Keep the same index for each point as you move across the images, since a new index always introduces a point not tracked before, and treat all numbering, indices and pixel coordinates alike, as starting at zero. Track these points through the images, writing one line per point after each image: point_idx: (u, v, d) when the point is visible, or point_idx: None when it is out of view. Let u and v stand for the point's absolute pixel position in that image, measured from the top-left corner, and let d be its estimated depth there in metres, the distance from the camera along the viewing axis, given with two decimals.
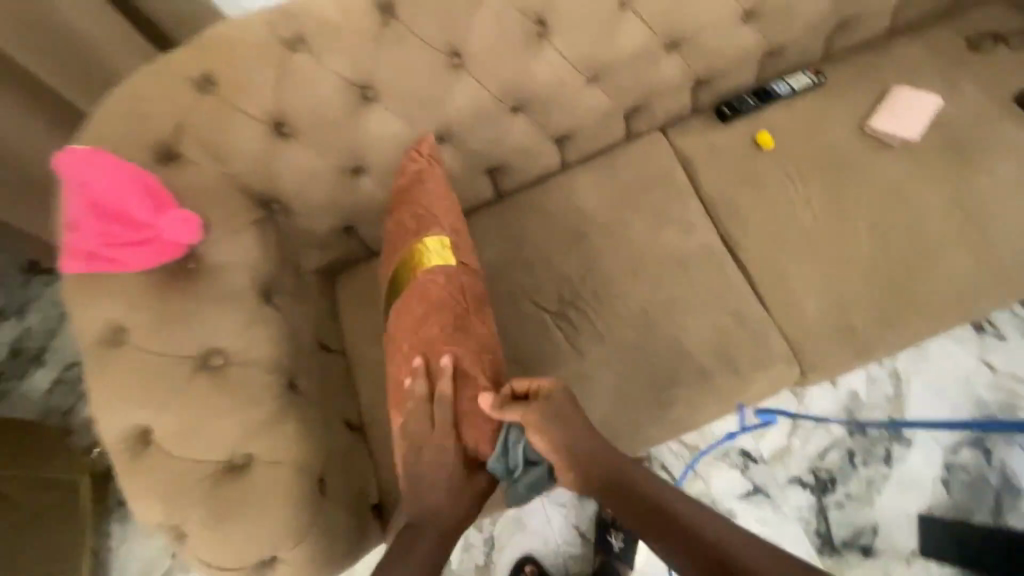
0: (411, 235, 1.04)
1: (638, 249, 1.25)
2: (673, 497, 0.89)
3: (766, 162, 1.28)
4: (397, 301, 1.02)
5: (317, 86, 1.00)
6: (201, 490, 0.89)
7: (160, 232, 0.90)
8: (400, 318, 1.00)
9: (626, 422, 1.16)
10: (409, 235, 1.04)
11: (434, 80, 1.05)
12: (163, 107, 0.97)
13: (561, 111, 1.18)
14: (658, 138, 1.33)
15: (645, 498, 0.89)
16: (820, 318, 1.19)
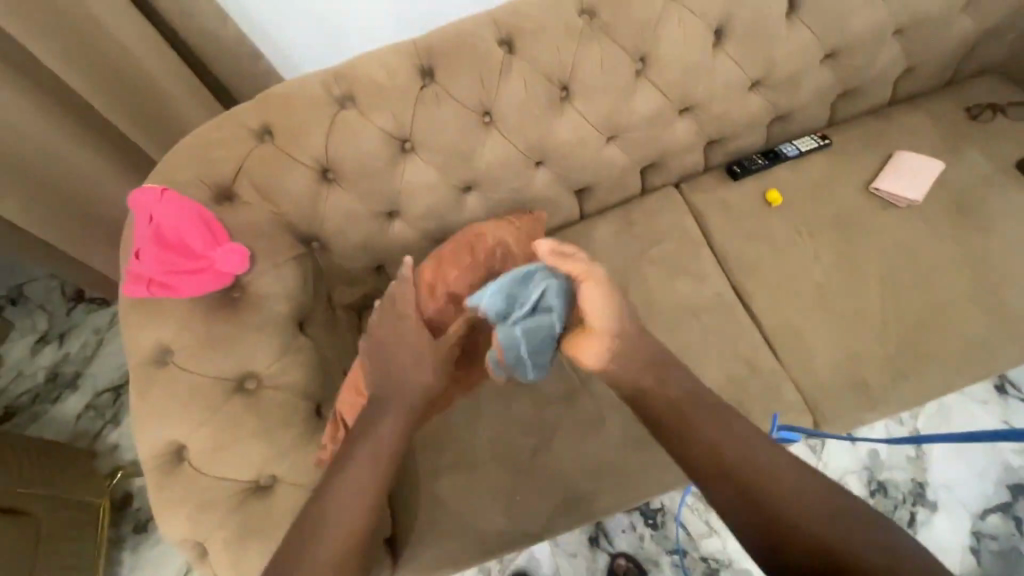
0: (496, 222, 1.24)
1: (652, 296, 1.31)
2: (733, 449, 0.86)
3: (775, 218, 1.35)
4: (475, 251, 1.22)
5: (363, 139, 1.12)
6: (227, 508, 0.93)
7: (213, 263, 0.99)
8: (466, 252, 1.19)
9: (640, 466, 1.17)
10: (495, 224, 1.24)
11: (466, 136, 1.16)
12: (226, 154, 1.09)
13: (581, 166, 1.28)
14: (672, 193, 1.42)
15: (703, 450, 0.86)
16: (831, 369, 1.21)
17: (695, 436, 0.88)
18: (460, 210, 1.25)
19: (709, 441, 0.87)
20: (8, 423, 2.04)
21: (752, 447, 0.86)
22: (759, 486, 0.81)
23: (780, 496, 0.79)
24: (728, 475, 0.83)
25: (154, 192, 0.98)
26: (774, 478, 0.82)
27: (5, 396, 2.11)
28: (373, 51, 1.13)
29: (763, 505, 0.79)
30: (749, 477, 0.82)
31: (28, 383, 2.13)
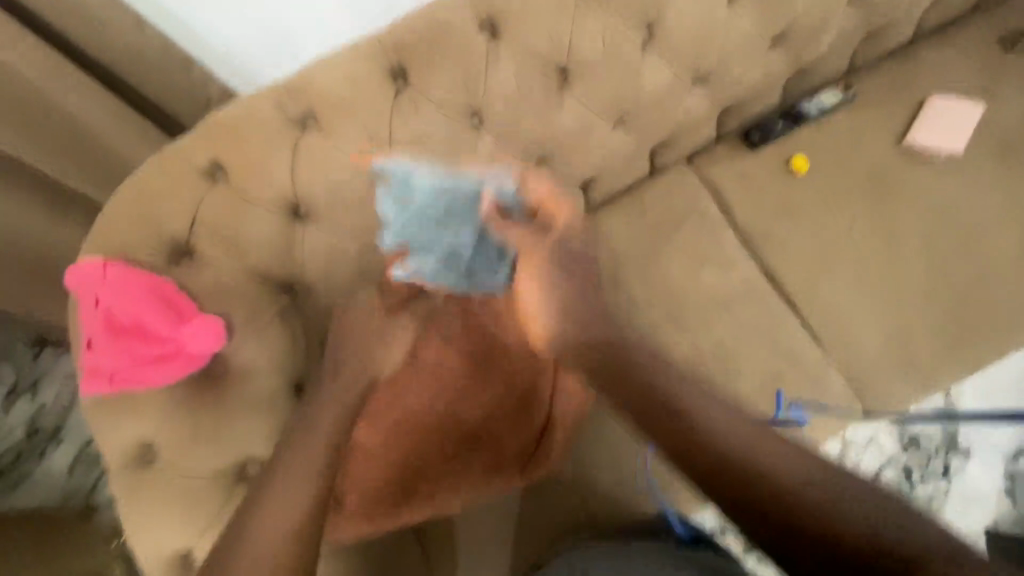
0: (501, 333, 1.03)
1: (676, 291, 1.19)
2: (791, 478, 0.70)
3: (804, 188, 1.22)
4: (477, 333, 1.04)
5: (335, 166, 0.95)
6: None
7: (184, 345, 0.84)
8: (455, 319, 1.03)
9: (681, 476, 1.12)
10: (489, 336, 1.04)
11: (456, 145, 1.00)
12: (174, 206, 0.91)
13: (586, 160, 1.13)
14: (685, 171, 1.27)
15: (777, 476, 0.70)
16: (876, 351, 1.13)
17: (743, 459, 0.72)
18: None
19: (769, 464, 0.71)
20: None
21: (820, 467, 0.71)
22: (818, 501, 0.67)
23: (855, 521, 0.65)
24: (794, 507, 0.68)
25: (96, 270, 0.83)
26: (852, 489, 0.68)
27: None
28: (332, 55, 0.94)
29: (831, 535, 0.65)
30: (818, 502, 0.67)
31: (4, 444, 1.80)
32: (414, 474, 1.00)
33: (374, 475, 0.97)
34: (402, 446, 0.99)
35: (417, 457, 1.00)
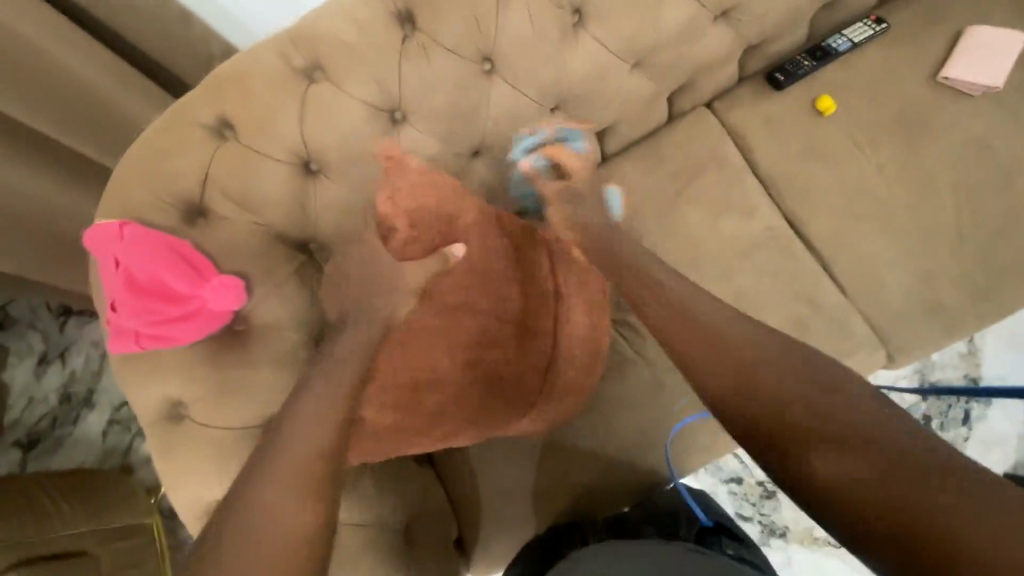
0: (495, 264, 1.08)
1: (695, 240, 1.17)
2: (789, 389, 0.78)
3: (831, 129, 1.17)
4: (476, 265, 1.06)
5: (344, 121, 0.92)
6: None
7: (204, 304, 0.84)
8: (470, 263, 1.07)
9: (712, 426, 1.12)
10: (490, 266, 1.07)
11: (467, 93, 0.96)
12: (185, 164, 0.90)
13: (602, 106, 1.09)
14: (705, 115, 1.22)
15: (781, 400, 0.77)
16: (901, 295, 1.10)
17: (771, 394, 0.78)
18: (471, 180, 1.07)
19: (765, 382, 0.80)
20: (24, 456, 1.81)
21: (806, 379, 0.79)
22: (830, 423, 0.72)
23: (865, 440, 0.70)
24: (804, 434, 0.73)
25: (112, 232, 0.82)
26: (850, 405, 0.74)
27: (19, 428, 1.83)
28: None
29: (879, 484, 0.65)
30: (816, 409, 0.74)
31: (39, 409, 1.86)
32: (433, 406, 1.00)
33: (404, 420, 0.98)
34: (433, 376, 1.00)
35: (449, 399, 1.01)
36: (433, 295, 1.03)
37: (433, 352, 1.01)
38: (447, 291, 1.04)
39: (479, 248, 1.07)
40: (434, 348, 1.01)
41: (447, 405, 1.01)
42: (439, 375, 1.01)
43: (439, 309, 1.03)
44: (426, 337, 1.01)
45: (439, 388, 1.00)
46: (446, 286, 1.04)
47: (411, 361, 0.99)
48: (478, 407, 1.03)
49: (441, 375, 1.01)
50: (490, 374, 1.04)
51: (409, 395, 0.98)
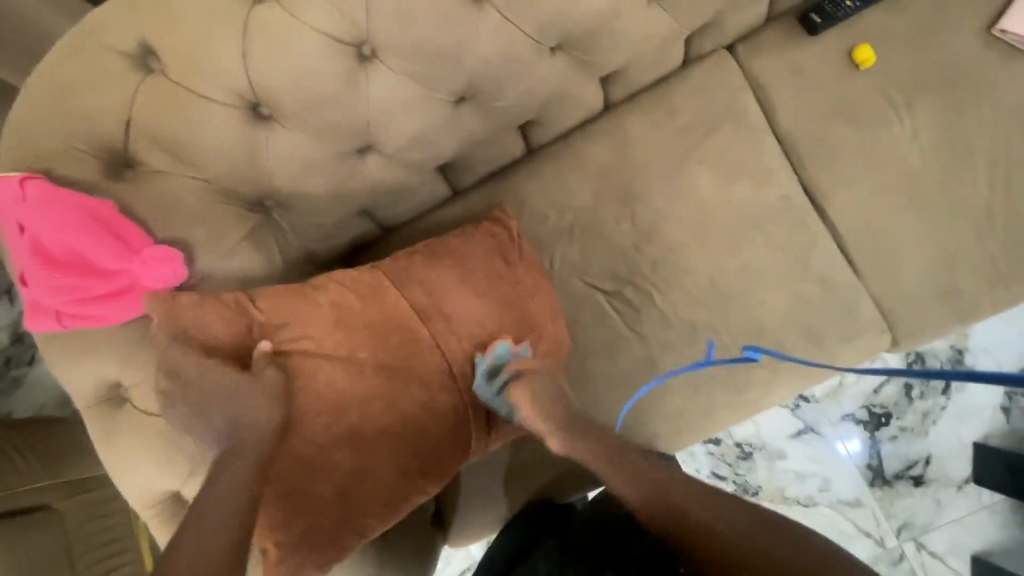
0: (383, 296, 0.86)
1: (700, 207, 1.06)
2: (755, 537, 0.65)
3: (866, 86, 1.03)
4: (357, 302, 0.84)
5: (297, 56, 0.75)
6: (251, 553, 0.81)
7: (135, 280, 0.72)
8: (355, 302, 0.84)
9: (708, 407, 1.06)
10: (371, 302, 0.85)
11: (451, 27, 0.79)
12: (105, 104, 0.74)
13: (611, 47, 0.92)
14: (726, 61, 1.07)
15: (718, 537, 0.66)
16: (916, 278, 1.02)
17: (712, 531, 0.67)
18: (454, 131, 0.93)
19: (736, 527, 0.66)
20: None
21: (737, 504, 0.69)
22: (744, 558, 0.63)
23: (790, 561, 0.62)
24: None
25: (14, 188, 0.68)
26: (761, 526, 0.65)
27: None
28: None
29: None
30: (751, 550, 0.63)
31: None
32: (356, 496, 0.80)
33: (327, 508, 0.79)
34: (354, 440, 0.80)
35: (376, 463, 0.81)
36: (317, 360, 0.80)
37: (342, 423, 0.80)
38: (325, 349, 0.81)
39: (352, 287, 0.85)
40: (337, 411, 0.80)
41: (384, 464, 0.82)
42: (356, 436, 0.81)
43: (325, 371, 0.80)
44: (321, 410, 0.79)
45: (351, 475, 0.80)
46: (325, 339, 0.81)
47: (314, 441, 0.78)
48: (425, 454, 0.84)
49: (359, 438, 0.81)
50: (434, 417, 0.85)
51: (323, 485, 0.79)
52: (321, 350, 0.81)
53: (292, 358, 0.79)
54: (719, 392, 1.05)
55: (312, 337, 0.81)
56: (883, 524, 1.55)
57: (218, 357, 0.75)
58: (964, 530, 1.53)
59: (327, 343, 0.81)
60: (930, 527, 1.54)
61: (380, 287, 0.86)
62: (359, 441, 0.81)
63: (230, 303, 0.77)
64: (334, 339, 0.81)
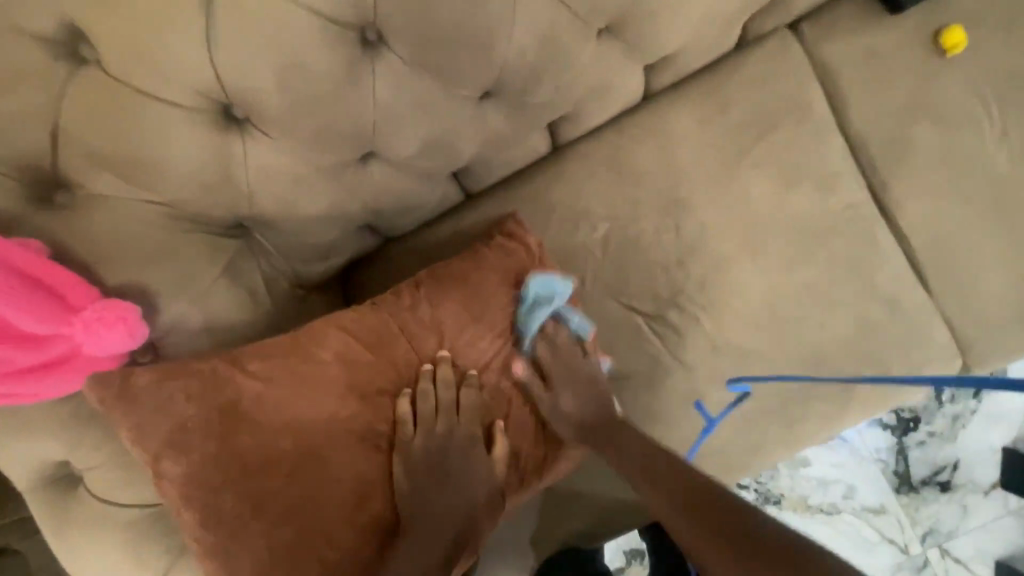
0: (382, 342, 0.72)
1: (755, 217, 0.92)
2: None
3: (950, 76, 0.89)
4: (357, 352, 0.71)
5: (281, 45, 0.57)
6: None
7: (78, 345, 0.58)
8: (352, 354, 0.70)
9: (759, 442, 0.95)
10: (371, 352, 0.71)
11: (480, 5, 0.62)
12: (18, 103, 0.55)
13: (668, 28, 0.76)
14: (788, 43, 0.91)
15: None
16: (993, 299, 0.91)
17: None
18: (476, 133, 0.76)
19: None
20: None
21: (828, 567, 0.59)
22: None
23: None
24: None
25: None
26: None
27: None
28: None
29: None
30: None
31: None
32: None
33: None
34: (374, 520, 0.67)
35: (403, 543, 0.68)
36: (314, 429, 0.66)
37: (358, 500, 0.67)
38: (323, 414, 0.67)
39: (346, 335, 0.71)
40: (351, 489, 0.67)
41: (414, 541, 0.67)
42: (375, 512, 0.67)
43: (328, 443, 0.67)
44: (331, 489, 0.66)
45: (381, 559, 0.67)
46: (318, 401, 0.67)
47: (329, 526, 0.65)
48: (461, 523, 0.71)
49: (379, 514, 0.68)
50: (467, 479, 0.72)
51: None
52: (320, 413, 0.67)
53: (284, 428, 0.65)
54: (770, 425, 0.94)
55: (310, 398, 0.67)
56: (908, 532, 1.49)
57: (200, 434, 0.63)
58: (989, 536, 1.49)
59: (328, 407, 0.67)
60: (955, 533, 1.49)
61: (382, 334, 0.73)
62: (380, 517, 0.68)
63: (203, 377, 0.64)
64: (335, 403, 0.68)
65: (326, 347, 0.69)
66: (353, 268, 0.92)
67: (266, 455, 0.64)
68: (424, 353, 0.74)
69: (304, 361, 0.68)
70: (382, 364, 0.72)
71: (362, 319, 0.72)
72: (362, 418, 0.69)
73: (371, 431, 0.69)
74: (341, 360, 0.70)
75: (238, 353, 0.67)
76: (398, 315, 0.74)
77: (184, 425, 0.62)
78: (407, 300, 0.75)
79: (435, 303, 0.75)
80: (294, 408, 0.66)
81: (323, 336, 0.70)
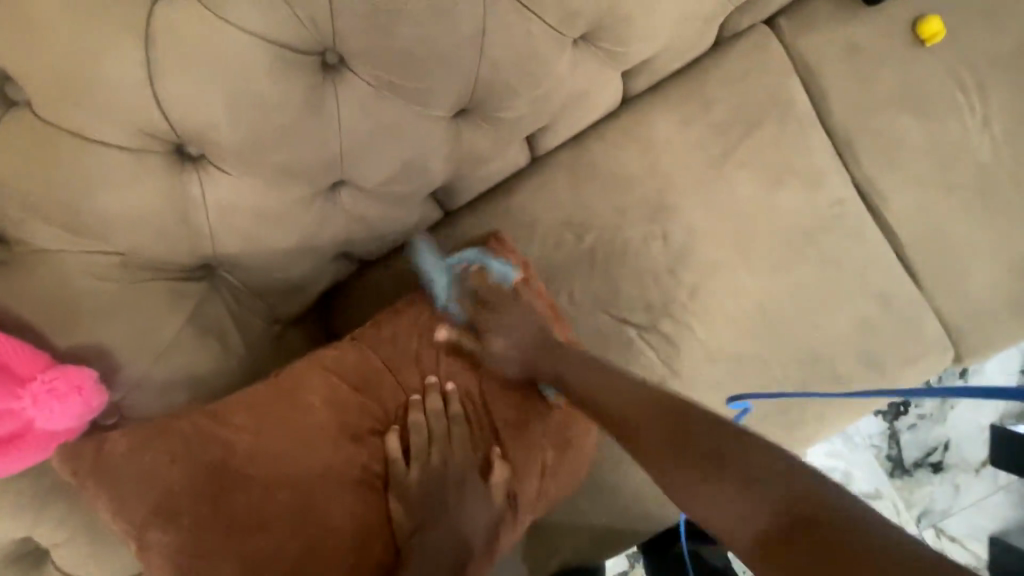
0: (368, 379, 0.70)
1: (743, 219, 0.90)
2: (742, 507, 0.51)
3: (931, 66, 0.87)
4: (344, 392, 0.69)
5: (231, 78, 0.52)
6: None
7: (31, 419, 0.54)
8: (338, 395, 0.68)
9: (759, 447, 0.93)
10: (357, 391, 0.69)
11: (448, 22, 0.58)
12: None
13: (645, 33, 0.73)
14: (766, 39, 0.89)
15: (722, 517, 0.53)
16: (984, 289, 0.90)
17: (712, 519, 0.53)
18: (453, 152, 0.72)
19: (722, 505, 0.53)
20: None
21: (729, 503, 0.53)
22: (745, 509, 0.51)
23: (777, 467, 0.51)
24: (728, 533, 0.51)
25: None
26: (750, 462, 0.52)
27: None
28: None
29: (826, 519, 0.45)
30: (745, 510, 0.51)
31: None
32: None
33: None
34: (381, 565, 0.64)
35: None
36: (305, 477, 0.63)
37: (360, 546, 0.63)
38: (314, 460, 0.64)
39: (329, 375, 0.69)
40: (351, 537, 0.63)
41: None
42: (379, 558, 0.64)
43: (322, 491, 0.63)
44: (331, 540, 0.62)
45: None
46: (306, 448, 0.64)
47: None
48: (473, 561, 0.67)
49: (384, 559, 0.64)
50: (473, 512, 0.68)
51: None
52: (311, 460, 0.64)
53: (274, 480, 0.62)
54: (769, 428, 0.93)
55: (298, 445, 0.64)
56: (905, 515, 1.50)
57: (183, 494, 0.59)
58: (981, 513, 1.51)
59: (318, 453, 0.64)
60: (949, 512, 1.51)
61: (368, 371, 0.71)
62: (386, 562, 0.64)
63: (180, 433, 0.60)
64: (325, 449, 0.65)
65: (310, 390, 0.67)
66: (332, 294, 0.88)
67: (257, 510, 0.61)
68: (413, 386, 0.72)
69: (288, 408, 0.66)
70: (370, 402, 0.70)
71: (345, 357, 0.70)
72: (355, 460, 0.66)
73: (365, 473, 0.66)
74: (326, 402, 0.67)
75: (219, 408, 0.63)
76: (382, 350, 0.72)
77: (165, 496, 0.58)
78: (391, 333, 0.73)
79: (420, 334, 0.74)
80: (283, 458, 0.63)
81: (306, 378, 0.68)
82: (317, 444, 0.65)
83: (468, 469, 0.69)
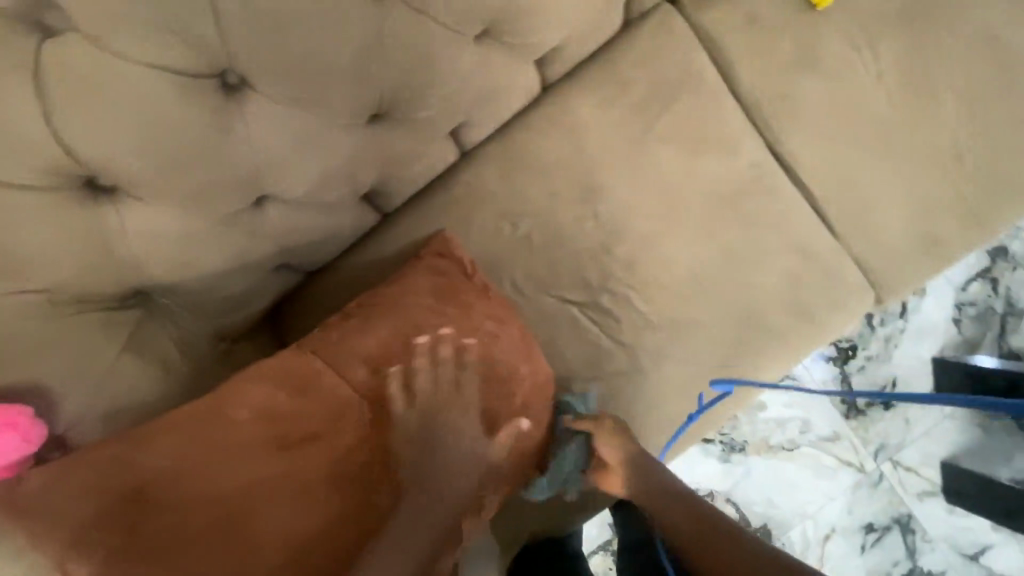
0: (304, 385, 0.71)
1: (667, 190, 0.94)
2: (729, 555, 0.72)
3: (825, 28, 0.92)
4: (282, 399, 0.69)
5: (131, 107, 0.54)
6: None
7: None
8: (274, 403, 0.69)
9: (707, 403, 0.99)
10: (297, 396, 0.70)
11: (344, 33, 0.60)
12: None
13: (547, 23, 0.76)
14: (670, 16, 0.93)
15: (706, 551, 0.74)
16: (895, 232, 0.97)
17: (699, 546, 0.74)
18: (374, 157, 0.74)
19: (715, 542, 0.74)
20: None
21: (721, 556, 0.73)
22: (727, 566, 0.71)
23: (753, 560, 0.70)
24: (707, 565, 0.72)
25: None
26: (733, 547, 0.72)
27: None
28: None
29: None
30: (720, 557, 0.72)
31: None
32: None
33: None
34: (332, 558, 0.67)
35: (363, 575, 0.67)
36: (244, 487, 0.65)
37: (309, 543, 0.66)
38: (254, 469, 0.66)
39: (264, 385, 0.69)
40: (297, 537, 0.66)
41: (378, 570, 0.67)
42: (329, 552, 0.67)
43: (264, 497, 0.65)
44: (278, 541, 0.65)
45: None
46: (245, 459, 0.66)
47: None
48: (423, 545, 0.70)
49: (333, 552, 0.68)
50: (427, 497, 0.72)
51: None
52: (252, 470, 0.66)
53: (213, 493, 0.64)
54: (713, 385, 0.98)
55: (238, 455, 0.66)
56: (861, 451, 1.57)
57: (121, 515, 0.61)
58: (932, 442, 1.58)
59: (259, 461, 0.66)
60: (902, 445, 1.58)
61: (308, 376, 0.71)
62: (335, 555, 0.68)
63: (114, 459, 0.62)
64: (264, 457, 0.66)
65: (245, 401, 0.68)
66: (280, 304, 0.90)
67: (201, 523, 0.63)
68: (359, 382, 0.73)
69: (224, 422, 0.67)
70: (311, 405, 0.70)
71: (280, 366, 0.71)
72: (296, 464, 0.67)
73: (308, 475, 0.68)
74: (263, 412, 0.68)
75: (150, 429, 0.64)
76: (320, 352, 0.73)
77: (103, 515, 0.60)
78: (335, 334, 0.74)
79: (364, 331, 0.74)
80: (222, 470, 0.65)
81: (244, 390, 0.69)
82: (257, 453, 0.66)
83: (423, 457, 0.72)
